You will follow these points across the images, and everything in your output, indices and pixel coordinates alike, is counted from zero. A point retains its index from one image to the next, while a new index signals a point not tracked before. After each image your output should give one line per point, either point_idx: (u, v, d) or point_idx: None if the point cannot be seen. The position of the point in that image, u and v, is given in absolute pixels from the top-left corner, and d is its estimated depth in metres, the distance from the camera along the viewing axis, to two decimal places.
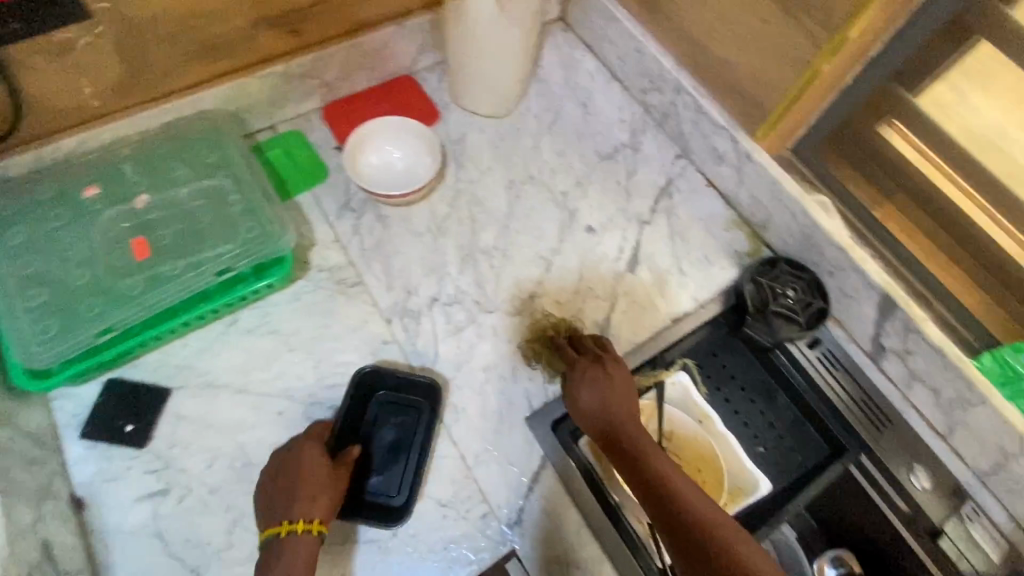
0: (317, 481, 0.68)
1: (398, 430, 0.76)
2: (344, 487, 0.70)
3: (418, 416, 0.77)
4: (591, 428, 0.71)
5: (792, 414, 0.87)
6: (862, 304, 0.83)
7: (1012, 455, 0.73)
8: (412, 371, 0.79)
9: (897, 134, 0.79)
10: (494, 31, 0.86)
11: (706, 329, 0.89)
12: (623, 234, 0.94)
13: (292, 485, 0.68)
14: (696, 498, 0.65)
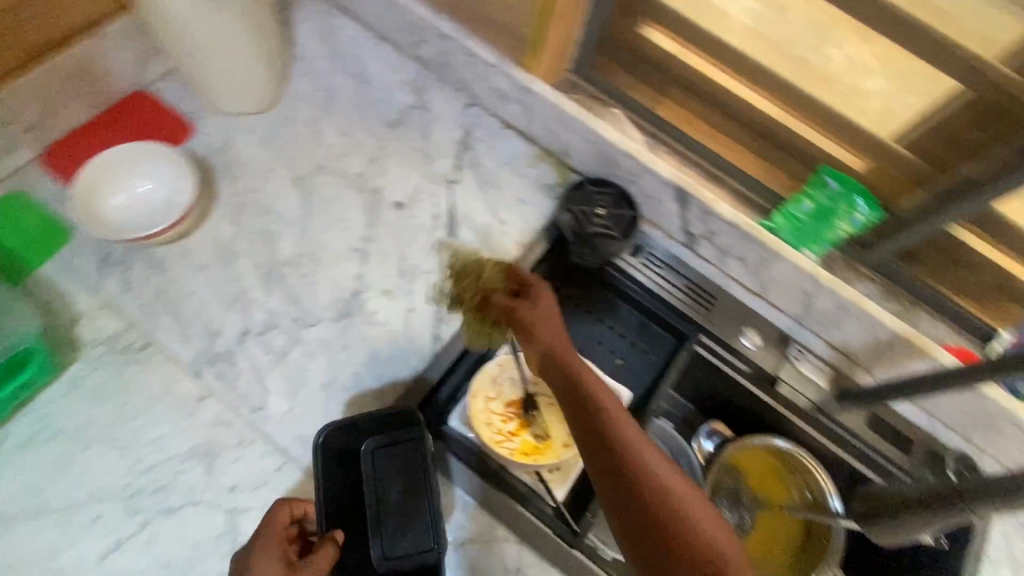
0: None
1: (403, 480, 0.69)
2: None
3: (417, 458, 0.69)
4: (531, 352, 0.66)
5: (636, 319, 0.91)
6: (663, 202, 0.88)
7: (812, 294, 0.83)
8: (388, 411, 0.70)
9: (658, 32, 0.84)
10: (204, 18, 0.75)
11: (539, 269, 0.89)
12: (434, 201, 0.89)
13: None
14: (624, 420, 0.59)
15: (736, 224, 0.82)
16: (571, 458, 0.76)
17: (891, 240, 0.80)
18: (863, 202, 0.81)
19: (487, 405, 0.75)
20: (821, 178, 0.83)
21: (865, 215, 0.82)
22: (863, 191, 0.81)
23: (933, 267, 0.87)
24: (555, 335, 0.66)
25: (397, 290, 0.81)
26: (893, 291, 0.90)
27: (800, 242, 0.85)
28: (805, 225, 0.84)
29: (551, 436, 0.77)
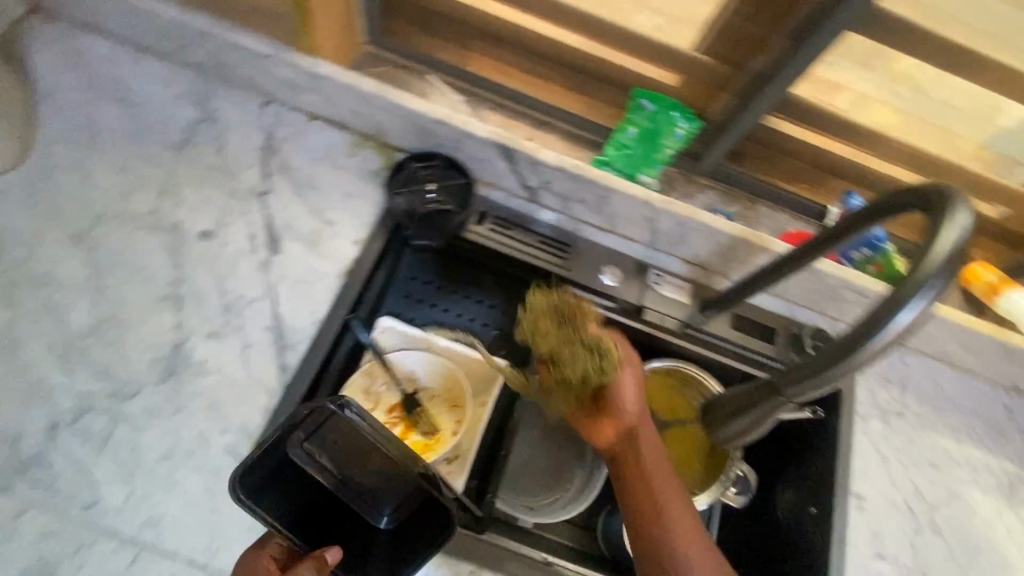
0: None
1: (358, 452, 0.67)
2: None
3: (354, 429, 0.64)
4: (602, 419, 0.70)
5: (503, 285, 0.89)
6: (492, 161, 0.83)
7: (654, 217, 0.84)
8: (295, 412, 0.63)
9: None
10: None
11: (384, 265, 0.83)
12: (246, 220, 0.80)
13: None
14: (675, 494, 0.65)
15: (562, 167, 0.81)
16: (465, 443, 0.79)
17: (713, 148, 0.87)
18: (680, 117, 0.85)
19: None
20: (637, 103, 0.86)
21: (686, 128, 0.85)
22: (678, 106, 0.86)
23: (759, 161, 0.92)
24: (633, 404, 0.71)
25: (225, 329, 0.74)
26: (733, 194, 0.93)
27: (633, 171, 0.87)
28: (634, 152, 0.87)
29: (438, 429, 0.81)
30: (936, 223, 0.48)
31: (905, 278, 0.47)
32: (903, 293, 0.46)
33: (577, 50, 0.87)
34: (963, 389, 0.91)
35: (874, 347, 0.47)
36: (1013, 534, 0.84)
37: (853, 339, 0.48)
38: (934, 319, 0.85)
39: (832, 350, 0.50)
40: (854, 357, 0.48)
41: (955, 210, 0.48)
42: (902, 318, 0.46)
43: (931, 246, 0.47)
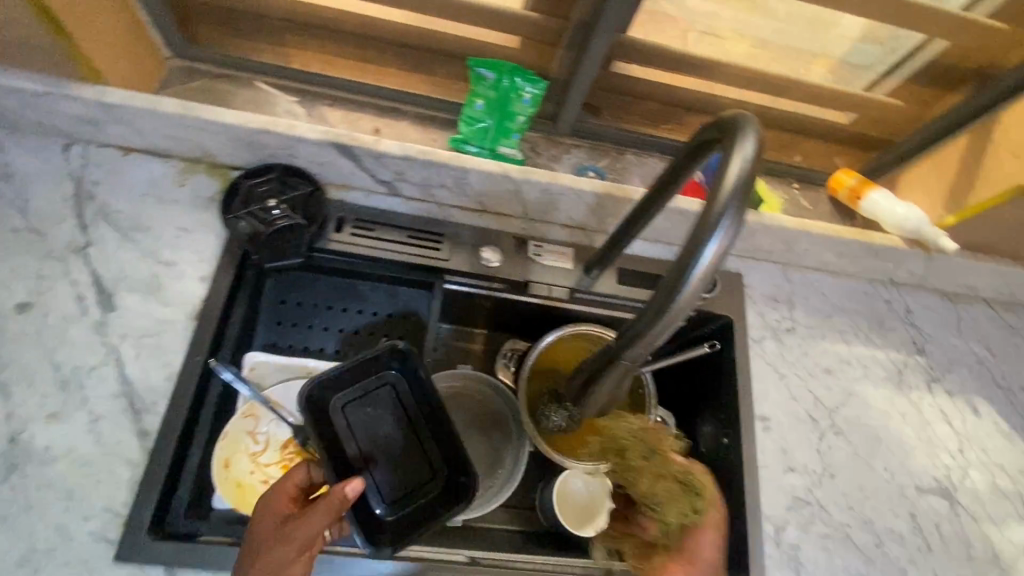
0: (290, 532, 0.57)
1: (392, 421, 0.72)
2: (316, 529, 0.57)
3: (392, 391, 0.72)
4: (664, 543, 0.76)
5: (384, 288, 0.84)
6: (334, 162, 0.77)
7: (519, 188, 0.80)
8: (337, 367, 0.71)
9: None
10: None
11: (244, 296, 0.77)
12: (70, 280, 0.72)
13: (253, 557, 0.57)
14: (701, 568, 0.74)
15: (410, 155, 0.76)
16: None
17: (565, 105, 0.85)
18: (523, 81, 0.81)
19: (256, 461, 0.74)
20: (476, 73, 0.81)
21: (532, 92, 0.81)
22: (519, 69, 0.81)
23: (617, 110, 0.91)
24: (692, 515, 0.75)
25: (66, 407, 0.67)
26: (598, 148, 0.91)
27: (490, 143, 0.83)
28: (487, 124, 0.83)
29: None
30: (729, 151, 0.45)
31: (703, 213, 0.44)
32: (706, 230, 0.44)
33: (404, 27, 0.81)
34: (845, 293, 0.95)
35: (687, 291, 0.45)
36: (907, 418, 0.90)
37: (668, 287, 0.45)
38: (805, 235, 0.87)
39: (649, 302, 0.46)
40: (671, 305, 0.45)
41: (744, 135, 0.45)
42: (707, 254, 0.43)
43: (724, 175, 0.44)
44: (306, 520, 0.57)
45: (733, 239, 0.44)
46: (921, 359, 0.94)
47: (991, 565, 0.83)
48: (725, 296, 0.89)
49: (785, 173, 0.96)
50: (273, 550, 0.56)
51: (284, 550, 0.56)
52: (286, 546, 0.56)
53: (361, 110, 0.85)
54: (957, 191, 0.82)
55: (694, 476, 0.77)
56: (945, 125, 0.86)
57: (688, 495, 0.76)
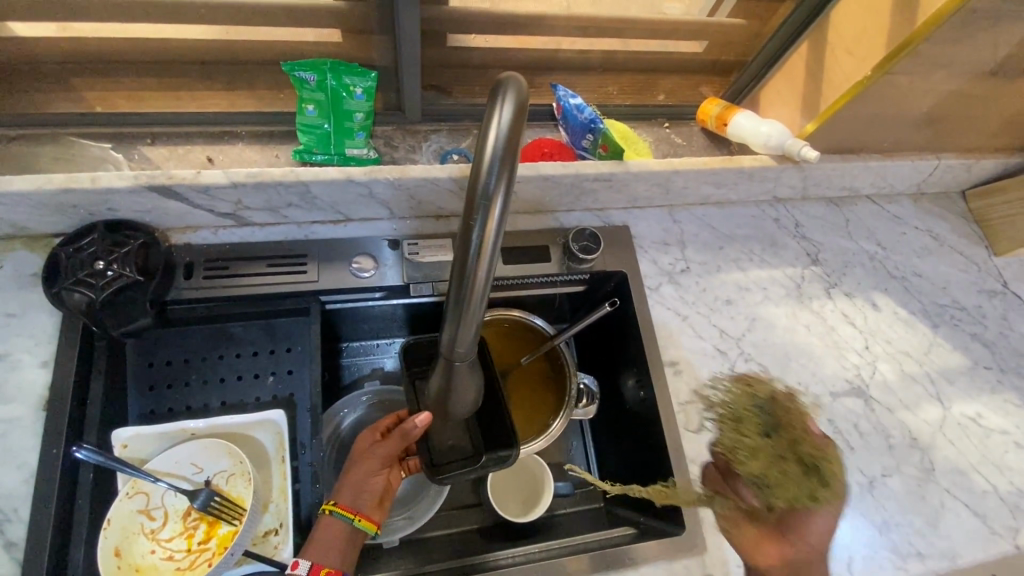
0: (375, 455, 0.69)
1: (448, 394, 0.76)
2: (393, 451, 0.69)
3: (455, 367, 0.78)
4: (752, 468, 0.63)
5: (259, 324, 0.77)
6: (160, 206, 0.71)
7: (370, 189, 0.75)
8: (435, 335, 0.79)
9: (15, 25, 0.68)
10: None
11: (96, 372, 0.70)
12: None
13: (350, 465, 0.70)
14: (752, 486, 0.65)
15: (238, 180, 0.70)
16: (281, 508, 0.71)
17: (404, 92, 0.80)
18: (350, 77, 0.76)
19: (156, 539, 0.68)
20: (297, 77, 0.75)
21: (363, 86, 0.77)
22: (343, 64, 0.76)
23: (467, 85, 0.87)
24: (791, 443, 0.63)
25: None
26: (458, 128, 0.87)
27: (336, 149, 0.79)
28: (326, 129, 0.78)
29: (242, 509, 0.69)
30: (486, 113, 0.40)
31: (468, 191, 0.39)
32: (474, 206, 0.39)
33: (206, 41, 0.74)
34: (735, 221, 0.95)
35: (475, 280, 0.41)
36: (812, 329, 0.91)
37: (457, 279, 0.41)
38: (675, 174, 0.85)
39: (444, 299, 0.43)
40: (464, 296, 0.41)
41: (500, 91, 0.40)
42: (479, 234, 0.39)
43: (480, 143, 0.39)
44: (388, 441, 0.69)
45: (509, 210, 0.40)
46: (817, 268, 0.95)
47: (910, 449, 0.86)
48: (614, 251, 0.87)
49: (652, 114, 0.94)
50: (365, 459, 0.69)
51: (373, 459, 0.69)
52: (375, 458, 0.69)
53: (188, 142, 0.79)
54: (811, 98, 0.83)
55: (824, 463, 0.61)
56: (787, 34, 0.86)
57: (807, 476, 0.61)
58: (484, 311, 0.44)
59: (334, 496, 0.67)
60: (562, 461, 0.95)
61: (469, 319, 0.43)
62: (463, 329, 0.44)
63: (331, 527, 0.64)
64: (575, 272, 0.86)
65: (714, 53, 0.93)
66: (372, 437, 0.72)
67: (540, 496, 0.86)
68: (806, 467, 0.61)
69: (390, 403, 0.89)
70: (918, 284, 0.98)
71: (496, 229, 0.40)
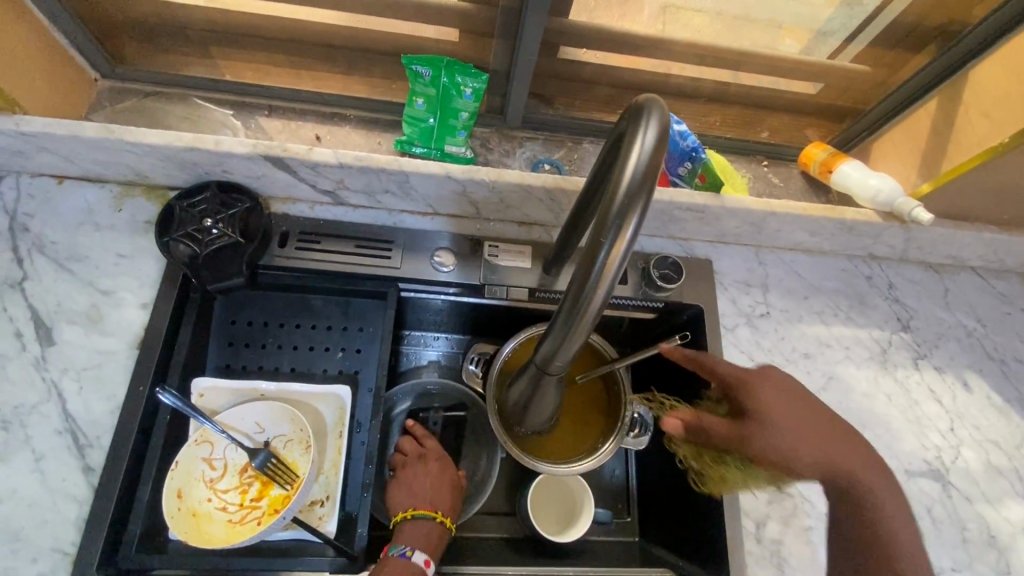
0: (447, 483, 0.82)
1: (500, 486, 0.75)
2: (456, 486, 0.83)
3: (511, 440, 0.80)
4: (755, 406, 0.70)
5: (337, 301, 0.81)
6: (270, 175, 0.75)
7: (465, 186, 0.77)
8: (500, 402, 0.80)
9: None
10: None
11: (186, 320, 0.74)
12: (8, 317, 0.70)
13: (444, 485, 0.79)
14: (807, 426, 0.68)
15: (346, 161, 0.73)
16: (332, 483, 0.73)
17: (510, 97, 0.81)
18: (463, 76, 0.78)
19: (213, 488, 0.71)
20: (413, 71, 0.77)
21: (473, 86, 0.78)
22: (458, 64, 0.78)
23: (570, 98, 0.87)
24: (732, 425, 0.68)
25: (8, 448, 0.65)
26: (554, 139, 0.87)
27: (436, 144, 0.81)
28: (431, 124, 0.80)
29: (296, 475, 0.72)
30: (627, 139, 0.41)
31: (601, 208, 0.41)
32: (606, 223, 0.40)
33: (336, 26, 0.78)
34: (824, 272, 0.91)
35: (591, 296, 0.41)
36: (893, 400, 0.85)
37: (572, 292, 0.42)
38: (771, 215, 0.82)
39: (555, 311, 0.44)
40: (577, 310, 0.42)
41: (644, 118, 0.42)
42: (605, 253, 0.40)
43: (620, 166, 0.40)
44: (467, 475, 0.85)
45: (638, 234, 0.41)
46: (907, 335, 0.89)
47: (986, 546, 0.79)
48: (694, 284, 0.85)
49: (752, 150, 0.92)
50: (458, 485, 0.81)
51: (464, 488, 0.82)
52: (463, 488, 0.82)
53: (301, 118, 0.82)
54: (929, 157, 0.78)
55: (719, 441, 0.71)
56: (912, 89, 0.83)
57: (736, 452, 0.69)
58: (591, 328, 0.44)
59: (432, 506, 0.76)
60: (602, 486, 0.94)
61: (574, 332, 0.44)
62: (567, 343, 0.45)
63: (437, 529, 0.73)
64: (650, 299, 0.83)
65: (829, 97, 0.90)
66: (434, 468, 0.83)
67: (579, 517, 0.85)
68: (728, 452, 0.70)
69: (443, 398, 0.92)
70: (1017, 370, 0.90)
71: (623, 249, 0.41)
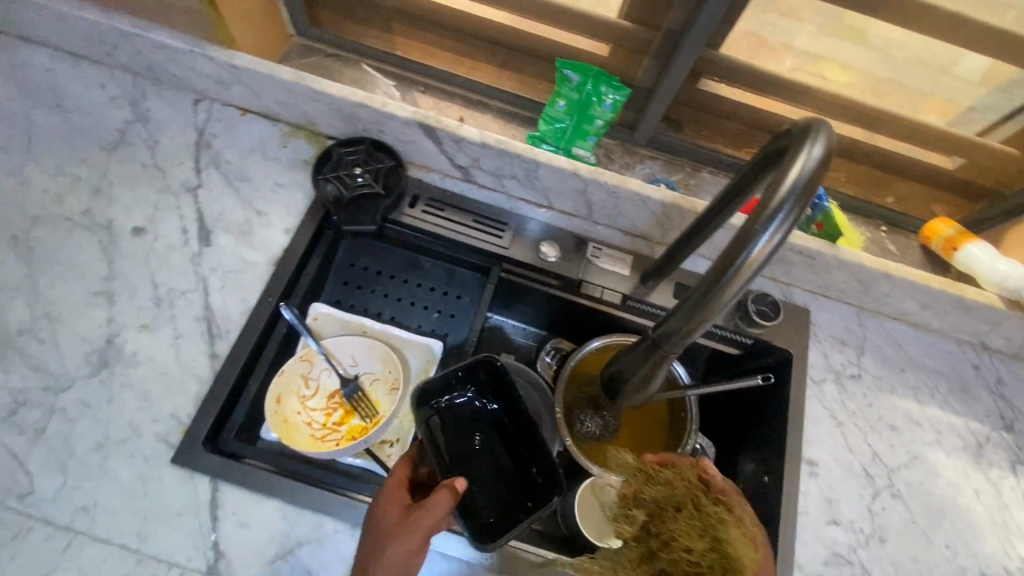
0: (387, 535, 0.60)
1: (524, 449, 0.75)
2: (406, 530, 0.59)
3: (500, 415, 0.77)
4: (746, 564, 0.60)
5: (443, 267, 0.89)
6: (417, 141, 0.84)
7: (586, 186, 0.82)
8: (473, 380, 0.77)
9: None
10: None
11: (318, 252, 0.84)
12: (179, 215, 0.82)
13: (375, 545, 0.60)
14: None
15: (487, 142, 0.80)
16: (405, 427, 0.79)
17: (646, 114, 0.86)
18: (607, 86, 0.82)
19: (304, 404, 0.78)
20: (562, 74, 0.84)
21: (614, 98, 0.83)
22: (605, 75, 0.83)
23: (700, 127, 0.90)
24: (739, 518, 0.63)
25: (156, 320, 0.75)
26: (674, 162, 0.91)
27: (566, 144, 0.87)
28: (566, 125, 0.86)
29: (377, 411, 0.78)
30: (791, 152, 0.45)
31: (756, 209, 0.44)
32: (758, 223, 0.44)
33: (504, 25, 0.86)
34: (925, 349, 0.88)
35: (728, 285, 0.45)
36: (981, 497, 0.80)
37: (710, 279, 0.46)
38: (884, 277, 0.81)
39: (687, 293, 0.48)
40: (710, 297, 0.46)
41: (812, 134, 0.45)
42: (754, 248, 0.44)
43: (783, 172, 0.44)
44: (424, 514, 0.60)
45: (784, 239, 0.44)
46: (1007, 435, 0.84)
47: None
48: (789, 329, 0.85)
49: (872, 213, 0.91)
50: (393, 540, 0.59)
51: (407, 542, 0.58)
52: (404, 538, 0.58)
53: (451, 99, 0.91)
54: None
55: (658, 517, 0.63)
56: None
57: (721, 571, 0.58)
58: (718, 315, 0.48)
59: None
60: None
61: (701, 315, 0.49)
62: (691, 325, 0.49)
63: None
64: (741, 332, 0.83)
65: (967, 175, 0.88)
66: (396, 502, 0.63)
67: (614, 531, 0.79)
68: (699, 567, 0.59)
69: (471, 378, 0.77)
70: None
71: (768, 251, 0.45)
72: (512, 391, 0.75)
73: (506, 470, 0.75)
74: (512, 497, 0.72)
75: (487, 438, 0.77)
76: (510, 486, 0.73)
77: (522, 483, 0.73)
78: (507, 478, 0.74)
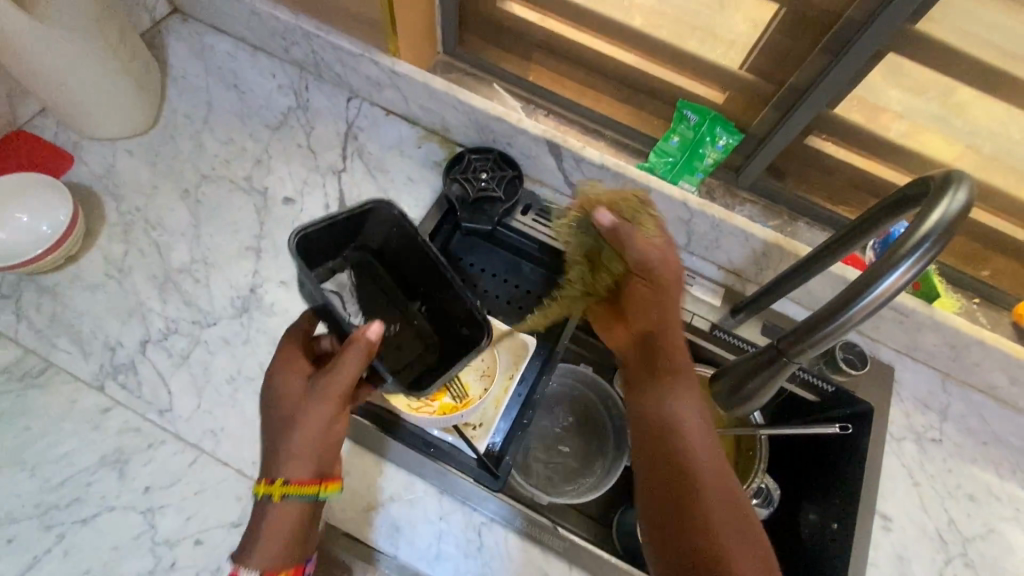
0: (300, 404, 0.60)
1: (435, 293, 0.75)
2: (319, 396, 0.59)
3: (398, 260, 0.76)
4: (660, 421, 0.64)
5: (541, 272, 0.94)
6: (540, 158, 0.93)
7: (690, 219, 0.88)
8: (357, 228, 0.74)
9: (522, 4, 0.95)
10: (67, 62, 0.79)
11: (437, 242, 0.93)
12: (323, 192, 0.92)
13: (289, 420, 0.60)
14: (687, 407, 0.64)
15: (606, 164, 0.88)
16: (490, 413, 0.80)
17: (753, 160, 0.92)
18: (722, 129, 0.91)
19: None
20: (681, 114, 0.93)
21: (727, 141, 0.91)
22: (722, 120, 0.92)
23: (803, 179, 0.96)
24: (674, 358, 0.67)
25: (293, 279, 0.85)
26: (772, 209, 0.96)
27: (673, 176, 0.94)
28: (676, 160, 0.94)
29: (467, 394, 0.78)
30: (933, 200, 0.51)
31: (896, 242, 0.50)
32: (898, 253, 0.50)
33: (632, 66, 0.94)
34: (1011, 426, 0.87)
35: (860, 307, 0.51)
36: None
37: (843, 297, 0.52)
38: (978, 346, 0.82)
39: (817, 310, 0.54)
40: (842, 315, 0.52)
41: (955, 185, 0.51)
42: (893, 276, 0.50)
43: (927, 212, 0.50)
44: (335, 375, 0.59)
45: (919, 274, 0.50)
46: None
47: None
48: (873, 382, 0.86)
49: (964, 284, 0.93)
50: (307, 411, 0.59)
51: (322, 405, 0.59)
52: (324, 403, 0.59)
53: (572, 127, 1.00)
54: None
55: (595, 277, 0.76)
56: None
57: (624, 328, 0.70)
58: (842, 335, 0.54)
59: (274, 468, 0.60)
60: None
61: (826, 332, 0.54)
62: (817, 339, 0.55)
63: (282, 509, 0.59)
64: (824, 378, 0.85)
65: None
66: (299, 375, 0.63)
67: None
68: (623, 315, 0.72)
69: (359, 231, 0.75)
70: None
71: (902, 281, 0.50)
72: (400, 233, 0.72)
73: (419, 326, 0.77)
74: (442, 353, 0.74)
75: (386, 298, 0.78)
76: (435, 340, 0.75)
77: (443, 333, 0.75)
78: (434, 335, 0.75)
